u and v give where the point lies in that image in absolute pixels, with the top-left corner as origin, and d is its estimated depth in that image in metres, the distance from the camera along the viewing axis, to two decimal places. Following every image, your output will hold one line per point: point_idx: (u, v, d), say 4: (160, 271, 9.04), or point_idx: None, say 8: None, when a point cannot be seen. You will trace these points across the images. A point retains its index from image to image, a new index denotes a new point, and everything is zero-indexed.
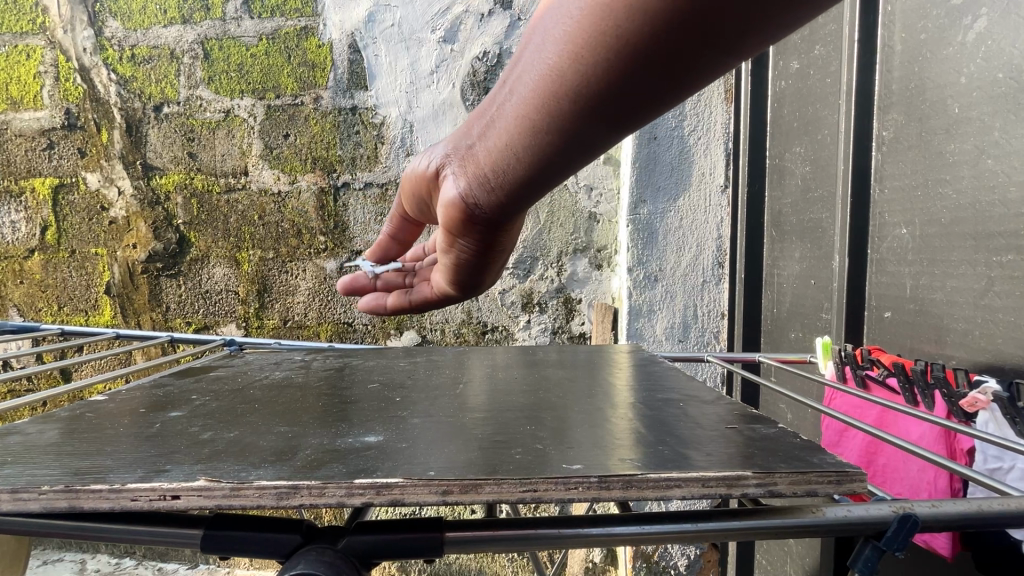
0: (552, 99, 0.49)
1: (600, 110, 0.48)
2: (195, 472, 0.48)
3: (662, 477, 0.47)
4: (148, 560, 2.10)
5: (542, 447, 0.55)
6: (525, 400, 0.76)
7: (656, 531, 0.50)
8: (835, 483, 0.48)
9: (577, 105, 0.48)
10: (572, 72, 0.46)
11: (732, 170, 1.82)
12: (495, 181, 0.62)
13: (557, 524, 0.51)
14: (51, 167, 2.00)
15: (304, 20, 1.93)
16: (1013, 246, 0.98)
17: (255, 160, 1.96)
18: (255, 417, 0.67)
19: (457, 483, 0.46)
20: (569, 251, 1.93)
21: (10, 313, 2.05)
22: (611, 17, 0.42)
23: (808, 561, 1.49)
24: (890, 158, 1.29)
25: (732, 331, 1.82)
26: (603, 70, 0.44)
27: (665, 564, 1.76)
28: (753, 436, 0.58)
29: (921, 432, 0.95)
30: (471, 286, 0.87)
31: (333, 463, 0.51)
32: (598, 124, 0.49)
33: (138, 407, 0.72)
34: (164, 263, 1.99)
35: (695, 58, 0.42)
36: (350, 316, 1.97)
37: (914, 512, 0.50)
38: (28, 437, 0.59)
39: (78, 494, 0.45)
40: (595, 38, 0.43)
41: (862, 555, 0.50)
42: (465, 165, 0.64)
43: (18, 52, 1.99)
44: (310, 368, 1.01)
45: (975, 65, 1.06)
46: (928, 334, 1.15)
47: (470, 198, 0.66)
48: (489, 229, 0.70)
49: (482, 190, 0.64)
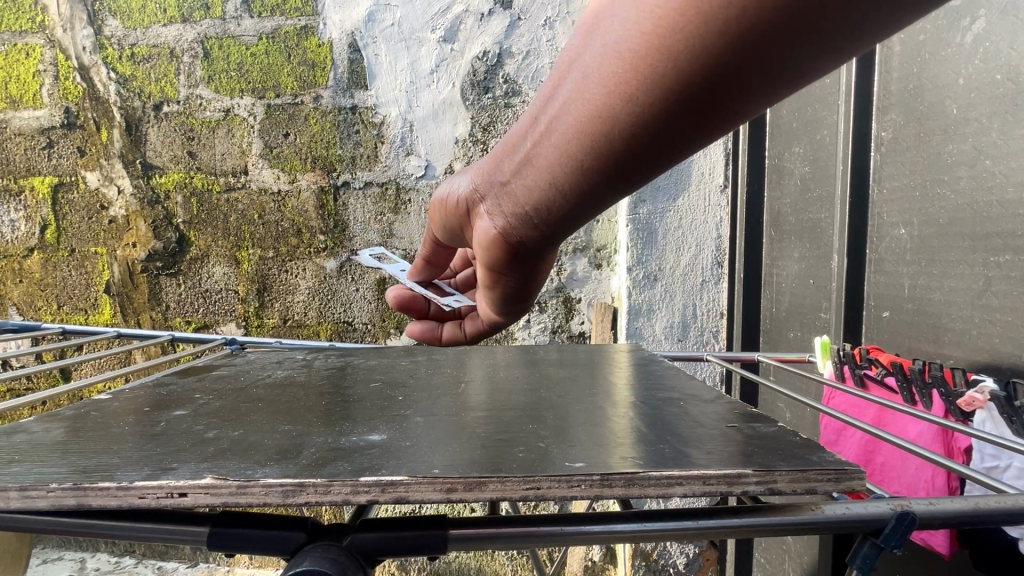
0: (604, 137, 0.51)
1: (652, 145, 0.50)
2: (202, 470, 0.48)
3: (663, 475, 0.48)
4: (148, 559, 2.10)
5: (545, 445, 0.56)
6: (526, 399, 0.77)
7: (657, 529, 0.51)
8: (834, 481, 0.48)
9: (642, 148, 0.51)
10: (625, 113, 0.48)
11: (731, 170, 1.83)
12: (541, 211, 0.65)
13: (559, 521, 0.51)
14: (50, 166, 2.00)
15: (304, 19, 1.93)
16: (1011, 247, 0.98)
17: (255, 159, 1.96)
18: (259, 416, 0.67)
19: (461, 481, 0.47)
20: (568, 251, 1.93)
21: (9, 312, 2.05)
22: (668, 59, 0.44)
23: (806, 560, 1.50)
24: (889, 158, 1.29)
25: (731, 330, 1.83)
26: (668, 116, 0.47)
27: (665, 563, 1.77)
28: (752, 435, 0.58)
29: (918, 430, 0.96)
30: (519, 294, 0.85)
31: (338, 461, 0.51)
32: (660, 158, 0.52)
33: (142, 406, 0.72)
34: (163, 262, 2.00)
35: (747, 87, 0.44)
36: (349, 315, 1.97)
37: (911, 509, 0.50)
38: (34, 436, 0.60)
39: (86, 492, 0.46)
40: (648, 79, 0.45)
41: (860, 552, 0.51)
42: (501, 201, 0.69)
43: (17, 51, 1.99)
44: (312, 367, 1.02)
45: (973, 66, 1.07)
46: (926, 334, 1.16)
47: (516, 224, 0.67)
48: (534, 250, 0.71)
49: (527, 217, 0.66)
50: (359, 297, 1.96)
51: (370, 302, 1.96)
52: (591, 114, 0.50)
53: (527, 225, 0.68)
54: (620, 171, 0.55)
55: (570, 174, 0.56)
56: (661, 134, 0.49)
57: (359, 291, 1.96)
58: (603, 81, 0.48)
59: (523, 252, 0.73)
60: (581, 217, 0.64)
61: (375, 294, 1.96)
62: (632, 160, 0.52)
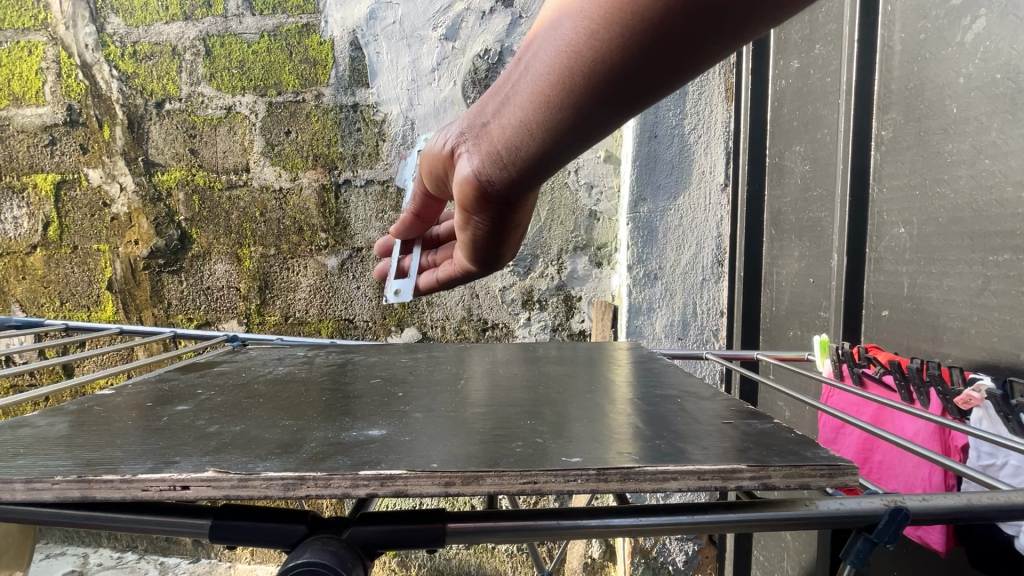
0: (568, 77, 0.50)
1: (615, 90, 0.50)
2: (204, 464, 0.49)
3: (658, 470, 0.48)
4: (150, 554, 2.12)
5: (543, 440, 0.56)
6: (525, 395, 0.77)
7: (652, 523, 0.51)
8: (828, 477, 0.49)
9: (604, 93, 0.50)
10: (589, 50, 0.47)
11: (732, 168, 1.83)
12: (507, 164, 0.63)
13: (555, 516, 0.52)
14: (53, 163, 2.01)
15: (305, 17, 1.93)
16: (1010, 246, 0.99)
17: (257, 157, 1.97)
18: (260, 411, 0.68)
19: (459, 475, 0.47)
20: (569, 249, 1.94)
21: (12, 309, 2.06)
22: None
23: (804, 557, 1.50)
24: (890, 157, 1.29)
25: (731, 328, 1.84)
26: (630, 60, 0.47)
27: (663, 560, 1.78)
28: (749, 431, 0.59)
29: (915, 428, 0.96)
30: (489, 254, 0.83)
31: (339, 455, 0.52)
32: (622, 107, 0.52)
33: (144, 401, 0.73)
34: (166, 259, 2.00)
35: (713, 33, 0.43)
36: (351, 312, 1.98)
37: (904, 505, 0.51)
38: (38, 430, 0.60)
39: (90, 484, 0.46)
40: (616, 16, 0.45)
41: (854, 547, 0.51)
42: (473, 149, 0.66)
43: (20, 48, 2.00)
44: (313, 364, 1.02)
45: (974, 65, 1.07)
46: (925, 333, 1.16)
47: (483, 174, 0.66)
48: (501, 206, 0.70)
49: (494, 166, 0.64)
50: (360, 295, 1.97)
51: (371, 299, 1.97)
52: (560, 52, 0.49)
53: (491, 179, 0.66)
54: (581, 119, 0.54)
55: (535, 118, 0.55)
56: (624, 78, 0.48)
57: (360, 288, 1.97)
58: (576, 19, 0.48)
59: (490, 213, 0.71)
60: (549, 171, 0.63)
61: (376, 291, 1.97)
62: (594, 105, 0.52)
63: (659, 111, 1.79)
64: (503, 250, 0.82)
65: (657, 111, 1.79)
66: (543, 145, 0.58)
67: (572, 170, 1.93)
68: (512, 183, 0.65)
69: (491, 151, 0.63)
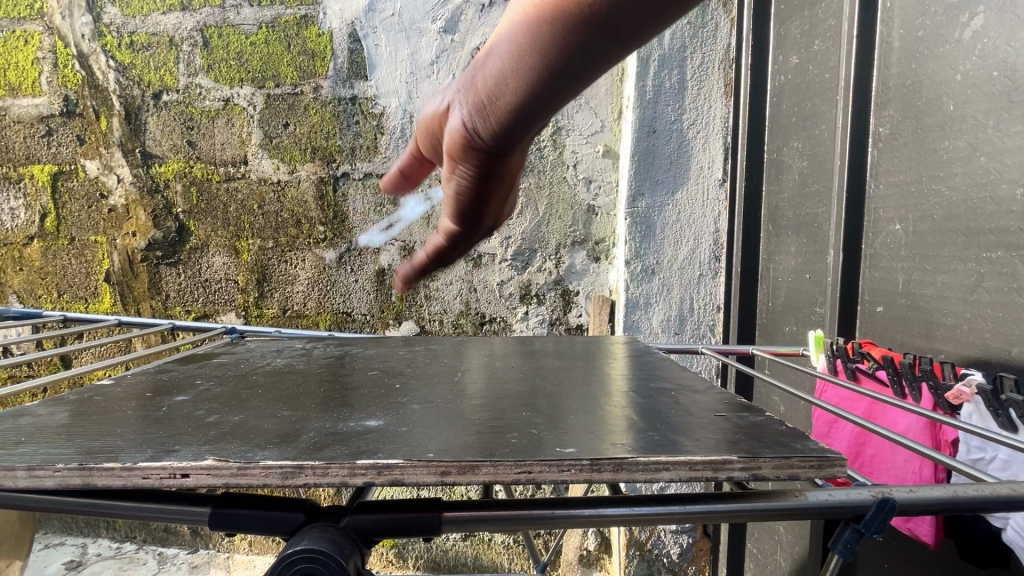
0: (543, 28, 0.49)
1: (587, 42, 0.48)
2: (203, 452, 0.50)
3: (651, 460, 0.49)
4: (149, 545, 2.13)
5: (538, 432, 0.57)
6: (521, 388, 0.78)
7: (644, 513, 0.53)
8: (817, 468, 0.50)
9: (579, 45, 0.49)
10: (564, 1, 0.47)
11: (730, 164, 1.83)
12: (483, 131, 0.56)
13: (550, 505, 0.53)
14: (49, 154, 2.00)
15: (304, 9, 1.92)
16: (1003, 243, 0.99)
17: (255, 149, 1.96)
18: (259, 401, 0.69)
19: (455, 464, 0.48)
20: (567, 244, 1.94)
21: (9, 300, 2.06)
22: None
23: (797, 550, 1.52)
24: (886, 154, 1.30)
25: (728, 324, 1.85)
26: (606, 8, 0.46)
27: (658, 552, 1.80)
28: (740, 424, 0.60)
29: (907, 423, 0.97)
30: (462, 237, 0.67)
31: (336, 445, 0.53)
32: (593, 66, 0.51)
33: (144, 391, 0.74)
34: (163, 251, 2.00)
35: None
36: (348, 305, 1.98)
37: (892, 496, 0.52)
38: (39, 419, 0.61)
39: (91, 471, 0.47)
40: None
41: (842, 537, 0.53)
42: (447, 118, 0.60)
43: (15, 38, 1.98)
44: (311, 356, 1.03)
45: (971, 63, 1.07)
46: (918, 328, 1.17)
47: (463, 127, 0.56)
48: (479, 182, 0.60)
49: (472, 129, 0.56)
50: (358, 288, 1.97)
51: (369, 293, 1.97)
52: (536, 7, 0.49)
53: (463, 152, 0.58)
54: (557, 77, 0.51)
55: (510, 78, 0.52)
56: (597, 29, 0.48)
57: (358, 281, 1.97)
58: None
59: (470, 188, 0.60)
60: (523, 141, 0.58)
61: (374, 285, 1.97)
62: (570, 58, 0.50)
63: (657, 107, 1.79)
64: (485, 221, 0.66)
65: (655, 106, 1.79)
66: (534, 87, 0.52)
67: (571, 165, 1.93)
68: (496, 141, 0.56)
69: (477, 93, 0.55)
